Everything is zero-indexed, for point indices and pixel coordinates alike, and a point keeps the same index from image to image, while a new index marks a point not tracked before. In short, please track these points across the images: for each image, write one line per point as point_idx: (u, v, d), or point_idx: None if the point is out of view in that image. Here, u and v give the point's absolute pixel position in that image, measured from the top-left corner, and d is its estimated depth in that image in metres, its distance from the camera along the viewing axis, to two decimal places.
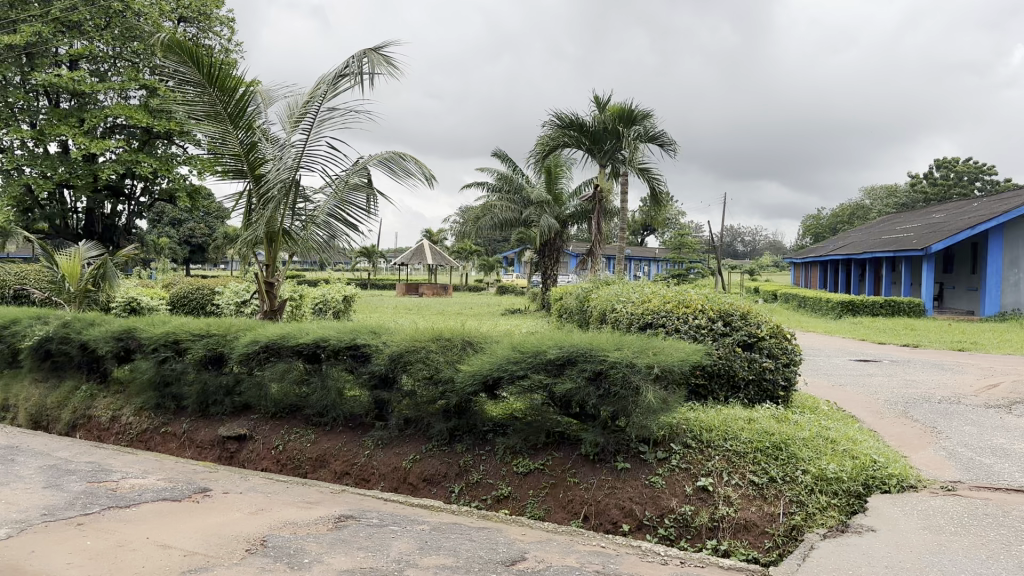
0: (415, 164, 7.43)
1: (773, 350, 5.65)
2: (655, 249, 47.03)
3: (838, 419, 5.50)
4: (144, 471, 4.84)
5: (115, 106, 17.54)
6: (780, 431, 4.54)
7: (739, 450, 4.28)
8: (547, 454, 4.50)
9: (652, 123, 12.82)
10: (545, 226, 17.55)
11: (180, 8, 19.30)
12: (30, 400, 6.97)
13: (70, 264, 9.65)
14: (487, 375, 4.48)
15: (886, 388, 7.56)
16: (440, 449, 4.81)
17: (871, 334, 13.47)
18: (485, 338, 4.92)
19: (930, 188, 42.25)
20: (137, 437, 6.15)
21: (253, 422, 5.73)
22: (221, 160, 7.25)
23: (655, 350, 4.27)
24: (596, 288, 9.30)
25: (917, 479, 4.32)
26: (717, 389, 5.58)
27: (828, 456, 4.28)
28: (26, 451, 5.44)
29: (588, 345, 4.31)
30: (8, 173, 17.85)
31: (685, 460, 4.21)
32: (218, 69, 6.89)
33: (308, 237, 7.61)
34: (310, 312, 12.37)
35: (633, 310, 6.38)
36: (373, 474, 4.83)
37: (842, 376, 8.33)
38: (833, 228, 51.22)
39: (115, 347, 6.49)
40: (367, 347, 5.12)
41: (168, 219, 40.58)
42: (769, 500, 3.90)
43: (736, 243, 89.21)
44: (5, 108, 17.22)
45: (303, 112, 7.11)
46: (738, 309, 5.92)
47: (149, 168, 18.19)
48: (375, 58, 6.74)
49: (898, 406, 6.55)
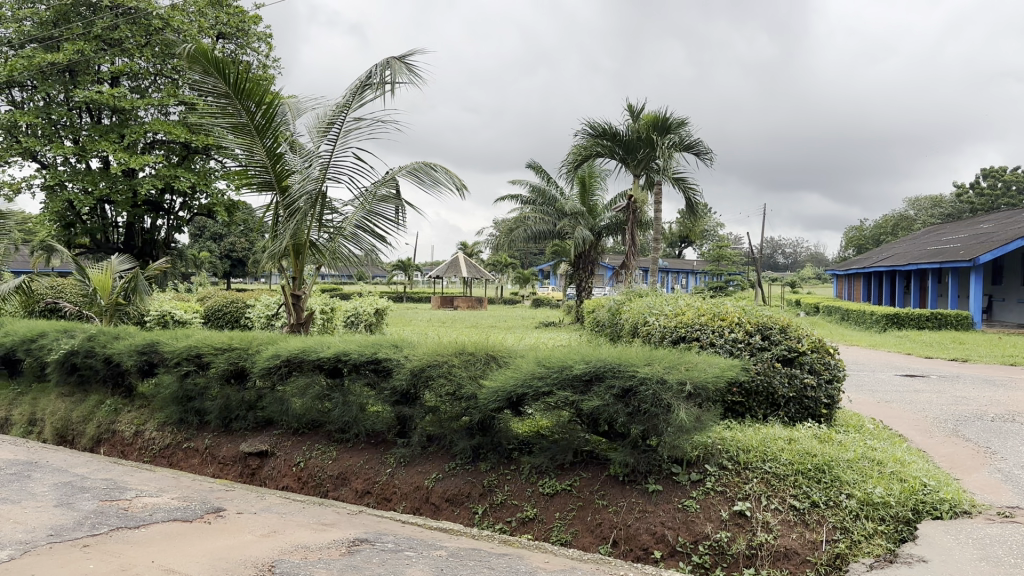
0: (444, 174, 7.28)
1: (815, 365, 5.35)
2: (693, 262, 46.62)
3: (885, 438, 5.21)
4: (159, 489, 4.72)
5: (155, 122, 17.72)
6: (823, 453, 4.26)
7: (779, 472, 4.02)
8: (575, 474, 4.29)
9: (687, 131, 12.51)
10: (579, 238, 17.35)
11: (219, 24, 19.45)
12: (56, 414, 6.92)
13: (102, 277, 9.65)
14: (512, 392, 4.28)
15: (936, 405, 7.20)
16: (463, 468, 4.62)
17: (918, 348, 13.03)
18: (509, 352, 4.74)
19: (977, 198, 41.27)
20: (160, 452, 6.04)
21: (275, 438, 5.56)
22: (252, 173, 7.19)
23: (687, 365, 4.04)
24: (628, 300, 9.04)
25: (972, 504, 4.01)
26: (756, 407, 5.33)
27: (874, 480, 4.00)
28: (45, 466, 5.36)
29: (617, 359, 4.10)
30: (51, 188, 18.05)
31: (721, 483, 3.96)
32: (245, 80, 6.78)
33: (336, 249, 7.48)
34: (343, 324, 12.28)
35: (666, 322, 6.14)
36: (394, 493, 4.65)
37: (888, 392, 7.99)
38: (876, 240, 50.25)
39: (138, 361, 6.42)
40: (389, 361, 4.95)
41: (210, 234, 41.21)
42: (811, 525, 3.65)
43: (777, 256, 88.18)
44: (48, 126, 17.43)
45: (329, 122, 7.01)
46: (777, 322, 5.64)
47: (188, 183, 18.35)
48: (398, 65, 6.61)
49: (948, 425, 6.21)
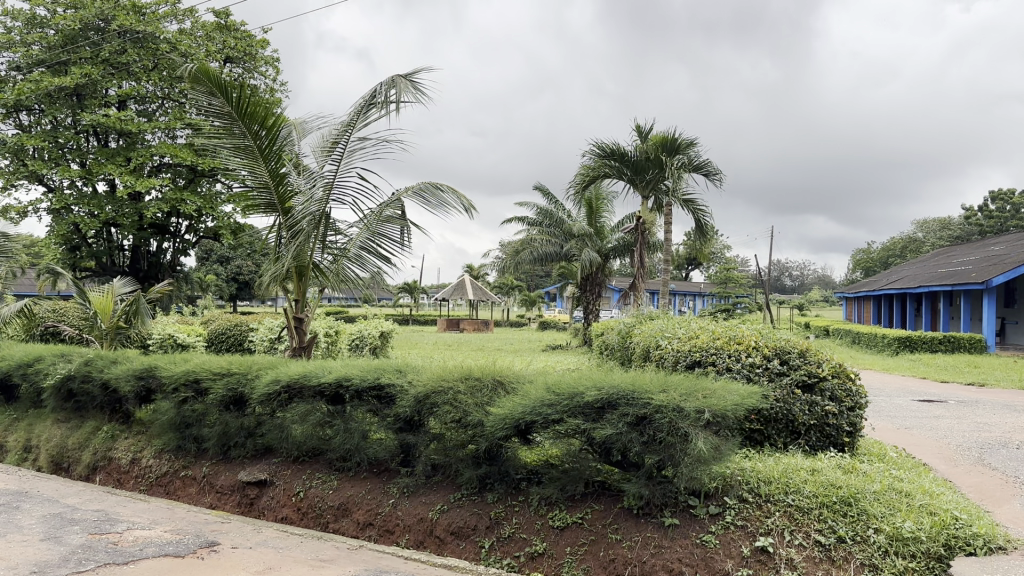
0: (452, 195, 7.13)
1: (836, 392, 5.15)
2: (701, 284, 46.40)
3: (910, 468, 4.99)
4: (152, 521, 4.53)
5: (161, 145, 17.70)
6: (848, 484, 4.04)
7: (802, 505, 3.82)
8: (586, 507, 4.08)
9: (696, 151, 12.34)
10: (586, 260, 17.15)
11: (226, 48, 19.43)
12: (51, 440, 6.75)
13: (103, 300, 9.43)
14: (519, 420, 4.10)
15: (957, 432, 6.98)
16: (469, 499, 4.41)
17: (932, 372, 12.78)
18: (517, 378, 4.56)
19: (986, 220, 40.97)
20: (156, 480, 5.85)
21: (274, 466, 5.37)
22: (254, 195, 7.04)
23: (706, 393, 3.84)
24: (639, 323, 8.83)
25: (1008, 539, 3.76)
26: (775, 435, 5.14)
27: (903, 513, 3.78)
28: (35, 497, 5.19)
29: (632, 386, 3.90)
30: (57, 212, 17.98)
31: (742, 516, 3.76)
32: (249, 99, 6.64)
33: (339, 271, 7.31)
34: (347, 347, 12.11)
35: (679, 347, 5.95)
36: (397, 525, 4.44)
37: (907, 418, 7.76)
38: (884, 262, 50.01)
39: (136, 387, 6.26)
40: (392, 387, 4.77)
41: (217, 257, 41.18)
42: (838, 563, 3.45)
43: (784, 278, 87.94)
44: (55, 149, 17.39)
45: (334, 141, 6.87)
46: (797, 346, 5.44)
47: (194, 207, 18.28)
48: (404, 84, 6.48)
49: (973, 453, 5.99)
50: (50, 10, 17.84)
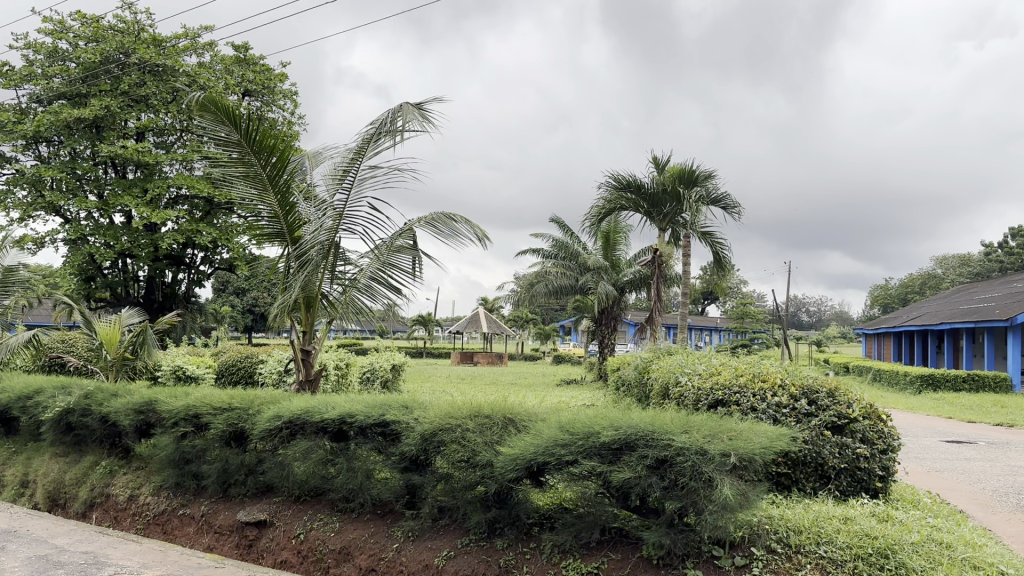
0: (464, 225, 6.94)
1: (867, 434, 4.87)
2: (717, 319, 46.04)
3: (947, 515, 4.70)
4: (142, 566, 4.34)
5: (177, 176, 17.64)
6: (884, 534, 3.75)
7: (836, 557, 3.55)
8: (602, 556, 3.79)
9: (714, 183, 12.15)
10: (602, 292, 16.88)
11: (244, 81, 19.47)
12: (48, 476, 6.55)
13: (110, 330, 9.21)
14: (532, 461, 3.85)
15: (993, 475, 6.66)
16: (478, 545, 4.14)
17: (958, 412, 12.39)
18: (529, 417, 4.33)
19: (1008, 257, 40.13)
20: (154, 519, 5.60)
21: (275, 506, 5.12)
22: (262, 225, 6.89)
23: (731, 434, 3.60)
24: (656, 358, 8.54)
25: None
26: (804, 479, 4.87)
27: (946, 567, 3.48)
28: (24, 537, 5.02)
29: (651, 426, 3.66)
30: (74, 242, 17.94)
31: (770, 568, 3.49)
32: (258, 128, 6.48)
33: (349, 302, 7.11)
34: (358, 381, 11.88)
35: (700, 385, 5.69)
36: (400, 572, 4.17)
37: (939, 460, 7.43)
38: (903, 299, 49.48)
39: (135, 421, 6.05)
40: (398, 425, 4.54)
41: (233, 288, 41.24)
42: None
43: (801, 314, 87.39)
44: (73, 180, 17.43)
45: (344, 170, 6.71)
46: (824, 385, 5.16)
47: (209, 238, 18.16)
48: (411, 112, 6.35)
49: (1011, 499, 5.68)
50: (72, 43, 17.98)
